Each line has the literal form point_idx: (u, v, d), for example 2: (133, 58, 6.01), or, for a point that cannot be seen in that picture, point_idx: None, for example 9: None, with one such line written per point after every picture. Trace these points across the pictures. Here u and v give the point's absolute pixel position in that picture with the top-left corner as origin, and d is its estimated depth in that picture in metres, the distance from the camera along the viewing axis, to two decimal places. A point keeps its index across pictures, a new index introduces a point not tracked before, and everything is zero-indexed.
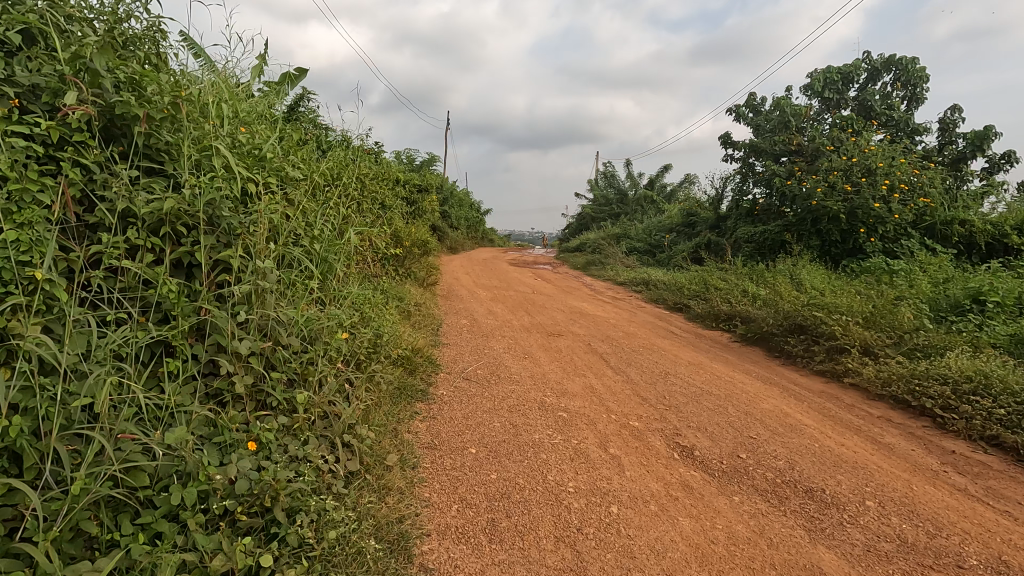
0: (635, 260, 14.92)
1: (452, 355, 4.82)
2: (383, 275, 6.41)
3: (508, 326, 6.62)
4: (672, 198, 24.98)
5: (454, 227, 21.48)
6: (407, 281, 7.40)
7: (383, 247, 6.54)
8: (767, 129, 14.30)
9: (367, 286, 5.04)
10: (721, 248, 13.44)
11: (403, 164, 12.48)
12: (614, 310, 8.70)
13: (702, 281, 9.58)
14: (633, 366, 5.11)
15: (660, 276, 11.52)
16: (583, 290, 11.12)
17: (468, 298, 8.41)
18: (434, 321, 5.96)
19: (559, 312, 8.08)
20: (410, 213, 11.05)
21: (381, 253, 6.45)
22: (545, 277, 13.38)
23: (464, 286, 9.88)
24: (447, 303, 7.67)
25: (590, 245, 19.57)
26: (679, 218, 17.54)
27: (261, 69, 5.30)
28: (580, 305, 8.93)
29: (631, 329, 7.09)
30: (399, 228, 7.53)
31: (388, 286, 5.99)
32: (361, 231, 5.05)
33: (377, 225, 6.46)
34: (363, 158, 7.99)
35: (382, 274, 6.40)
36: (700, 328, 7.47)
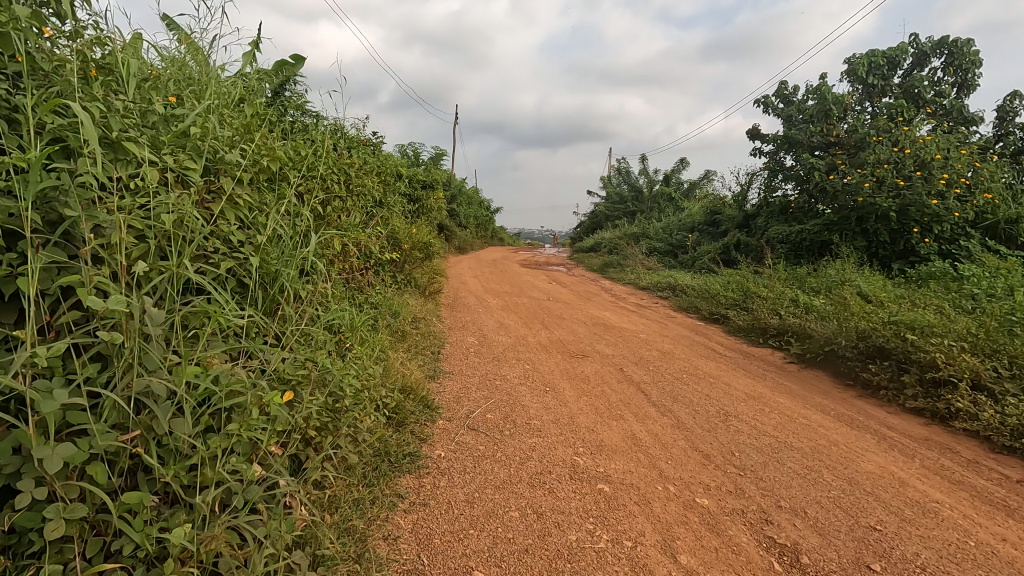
0: (656, 261, 13.87)
1: (455, 390, 3.85)
2: (375, 286, 5.45)
3: (523, 344, 5.64)
4: (691, 195, 23.84)
5: (463, 226, 20.48)
6: (406, 290, 6.43)
7: (376, 253, 5.58)
8: (802, 119, 13.17)
9: (347, 303, 4.06)
10: (752, 250, 12.34)
11: (407, 159, 11.53)
12: (641, 322, 7.67)
13: (739, 287, 8.52)
14: (680, 402, 4.10)
15: (688, 280, 10.47)
16: (603, 297, 10.11)
17: (476, 308, 7.44)
18: (436, 341, 5.00)
19: (581, 324, 7.07)
20: (412, 212, 10.09)
21: (373, 258, 5.48)
22: (560, 281, 12.37)
23: (472, 293, 8.91)
24: (452, 315, 6.69)
25: (606, 245, 18.52)
26: (702, 217, 16.43)
27: (251, 57, 4.49)
28: (603, 315, 7.91)
29: (666, 347, 6.06)
30: (397, 229, 6.57)
31: (380, 299, 5.03)
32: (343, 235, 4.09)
33: (368, 227, 5.49)
34: (357, 149, 7.02)
35: (374, 284, 5.42)
36: (745, 345, 6.43)
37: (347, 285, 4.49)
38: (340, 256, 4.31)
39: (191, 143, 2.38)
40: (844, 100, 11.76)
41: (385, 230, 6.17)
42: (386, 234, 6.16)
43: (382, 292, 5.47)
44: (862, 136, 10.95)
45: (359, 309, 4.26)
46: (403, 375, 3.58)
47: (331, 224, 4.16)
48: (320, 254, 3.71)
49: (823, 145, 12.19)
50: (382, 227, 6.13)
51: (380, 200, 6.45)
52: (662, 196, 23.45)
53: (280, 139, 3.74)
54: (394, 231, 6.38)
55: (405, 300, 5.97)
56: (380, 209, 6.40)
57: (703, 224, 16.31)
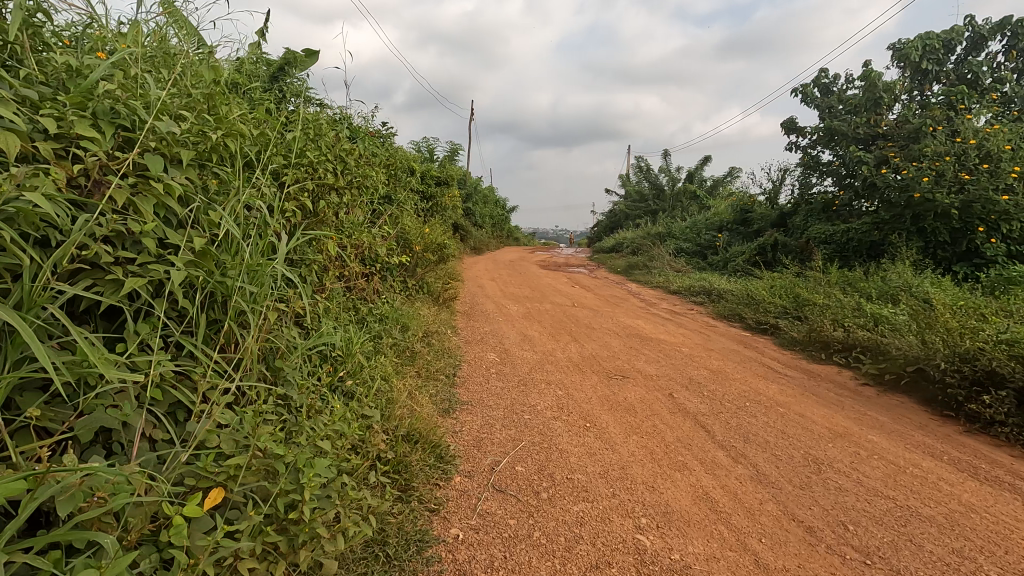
0: (684, 263, 13.00)
1: (476, 427, 3.10)
2: (380, 292, 4.71)
3: (551, 361, 4.89)
4: (715, 192, 22.82)
5: (479, 225, 19.70)
6: (417, 298, 5.71)
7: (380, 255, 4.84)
8: (845, 110, 12.21)
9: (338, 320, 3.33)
10: (791, 251, 11.42)
11: (420, 154, 10.83)
12: (680, 332, 6.84)
13: (787, 293, 7.66)
14: (752, 442, 3.31)
15: (725, 284, 9.60)
16: (632, 302, 9.31)
17: (496, 317, 6.70)
18: (450, 360, 4.25)
19: (613, 336, 6.28)
20: (425, 211, 9.39)
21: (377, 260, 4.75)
22: (583, 284, 11.54)
23: (490, 299, 8.17)
24: (469, 325, 5.95)
25: (629, 246, 17.63)
26: (731, 215, 15.48)
27: None
28: (636, 324, 7.10)
29: (715, 365, 5.25)
30: (408, 228, 5.85)
31: (384, 312, 4.30)
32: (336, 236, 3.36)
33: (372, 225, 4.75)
34: (363, 139, 6.29)
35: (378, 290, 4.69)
36: (805, 362, 5.58)
37: (342, 294, 3.75)
38: (331, 261, 3.58)
39: (99, 106, 1.62)
40: (895, 87, 10.80)
41: (392, 230, 5.44)
42: (393, 233, 5.42)
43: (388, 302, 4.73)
44: (918, 126, 9.99)
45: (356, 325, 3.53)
46: (407, 415, 2.84)
47: (319, 224, 3.44)
48: (301, 261, 3.00)
49: (869, 137, 11.24)
50: (389, 226, 5.39)
51: (386, 195, 5.72)
52: (685, 193, 22.45)
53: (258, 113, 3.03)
54: (403, 230, 5.65)
55: (416, 309, 5.23)
56: (384, 205, 5.66)
57: (733, 223, 15.37)
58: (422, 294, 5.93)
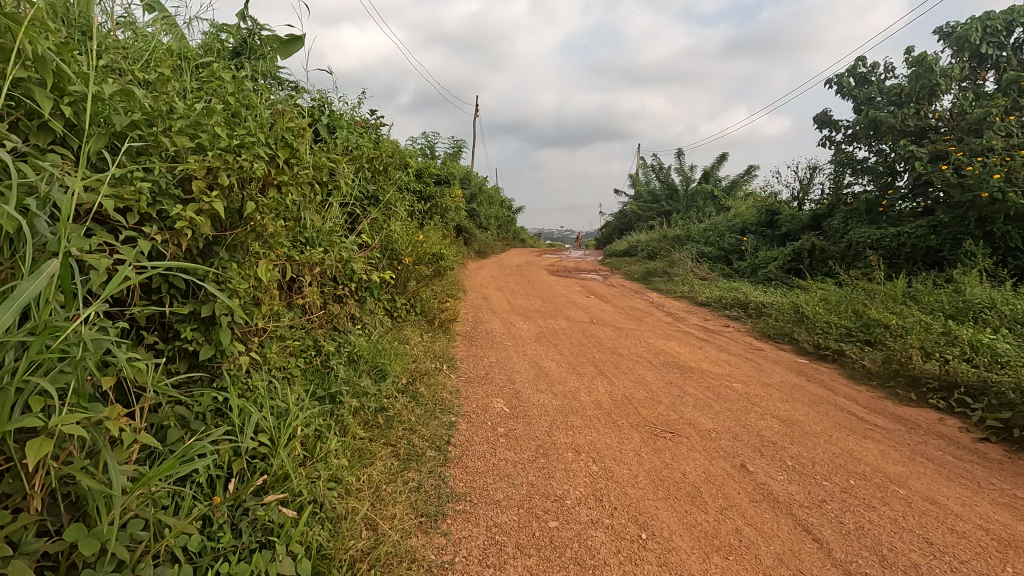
0: (708, 269, 11.87)
1: (478, 554, 2.00)
2: (340, 327, 3.61)
3: (576, 409, 3.79)
4: (733, 192, 21.63)
5: (483, 228, 18.62)
6: (406, 323, 4.63)
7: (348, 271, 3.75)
8: (888, 101, 11.04)
9: (254, 388, 2.23)
10: (830, 258, 10.26)
11: (418, 150, 9.73)
12: (721, 358, 5.73)
13: (844, 309, 6.53)
14: (896, 565, 2.20)
15: (762, 296, 8.48)
16: (658, 317, 8.20)
17: (503, 341, 5.61)
18: (441, 416, 3.15)
19: (644, 366, 5.17)
20: (422, 213, 8.31)
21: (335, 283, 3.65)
22: (599, 293, 10.43)
23: (495, 316, 7.08)
24: (470, 354, 4.86)
25: (644, 250, 16.50)
26: (756, 217, 14.33)
27: None
28: (668, 348, 5.99)
29: (781, 410, 4.14)
30: (395, 236, 4.77)
31: (345, 355, 3.20)
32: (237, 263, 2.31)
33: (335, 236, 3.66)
34: (343, 128, 5.20)
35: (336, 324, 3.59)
36: (891, 403, 4.45)
37: (277, 337, 2.66)
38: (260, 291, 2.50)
39: None
40: (952, 73, 9.60)
41: (369, 239, 4.35)
42: (364, 246, 4.32)
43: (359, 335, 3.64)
44: (982, 116, 8.81)
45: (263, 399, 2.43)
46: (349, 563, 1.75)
47: (240, 239, 2.35)
48: (136, 314, 1.87)
49: (918, 130, 10.08)
50: (365, 236, 4.31)
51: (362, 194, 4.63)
52: (701, 193, 21.27)
53: (103, 74, 1.92)
54: (381, 242, 4.55)
55: (399, 342, 4.14)
56: (358, 209, 4.57)
57: (758, 226, 14.23)
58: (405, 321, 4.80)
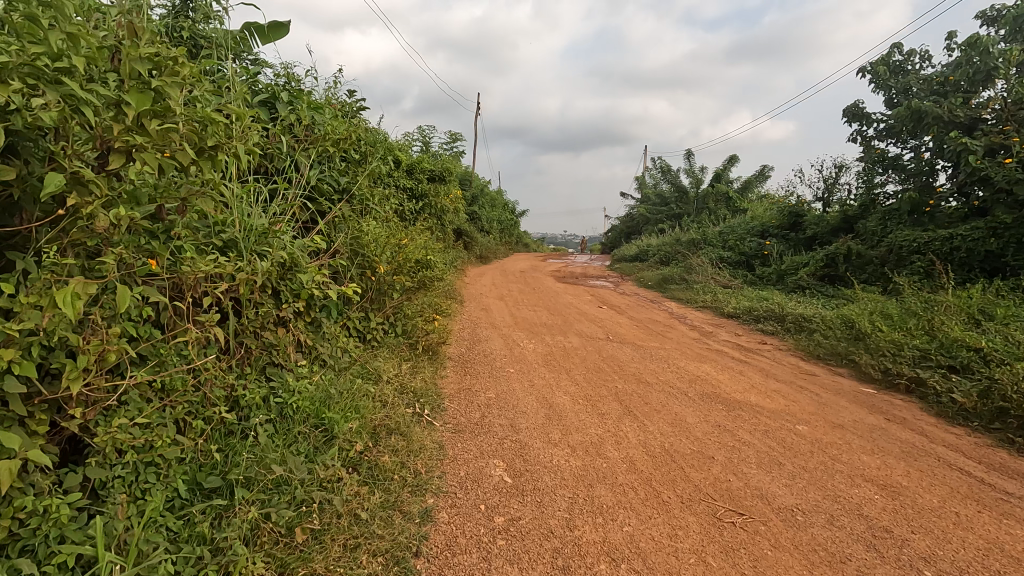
0: (730, 276, 10.87)
1: None
2: (267, 363, 2.63)
3: (603, 474, 2.78)
4: (746, 193, 20.62)
5: (485, 231, 17.66)
6: (377, 352, 3.65)
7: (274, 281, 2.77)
8: (929, 90, 10.02)
9: (59, 507, 1.33)
10: (869, 264, 9.23)
11: (410, 144, 8.75)
12: (771, 387, 4.72)
13: (909, 326, 5.51)
14: None
15: (799, 308, 7.47)
16: (682, 333, 7.20)
17: (503, 367, 4.61)
18: (408, 504, 2.14)
19: (679, 399, 4.16)
20: (412, 213, 7.33)
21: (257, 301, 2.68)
22: (612, 303, 9.43)
23: (495, 332, 6.09)
24: (462, 388, 3.87)
25: (656, 255, 15.50)
26: (777, 219, 13.33)
27: None
28: (703, 374, 4.98)
29: (873, 470, 3.11)
30: (365, 239, 3.78)
31: (264, 410, 2.22)
32: (38, 281, 1.33)
33: (254, 235, 2.67)
34: (307, 107, 4.24)
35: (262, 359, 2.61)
36: (1009, 457, 3.42)
37: (141, 395, 1.70)
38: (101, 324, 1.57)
39: None
40: (1011, 55, 8.56)
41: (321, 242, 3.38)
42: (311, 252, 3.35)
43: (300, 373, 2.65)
44: None
45: (96, 505, 1.51)
46: None
47: (55, 241, 1.41)
48: None
49: (968, 122, 9.07)
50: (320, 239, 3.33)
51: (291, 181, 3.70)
52: (714, 194, 20.27)
53: None
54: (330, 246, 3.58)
55: (364, 380, 3.13)
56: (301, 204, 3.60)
57: (780, 229, 13.22)
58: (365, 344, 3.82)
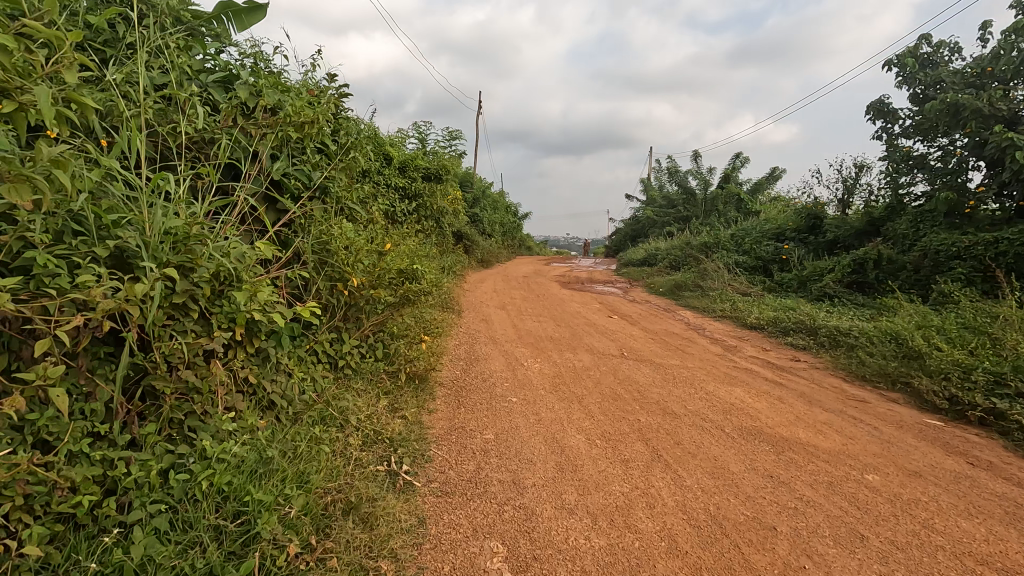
0: (747, 283, 10.16)
1: None
2: (183, 415, 1.99)
3: (639, 560, 2.07)
4: (757, 195, 19.93)
5: (486, 235, 17.02)
6: (346, 387, 2.97)
7: (195, 302, 2.12)
8: (964, 84, 9.35)
9: None
10: (903, 270, 8.52)
11: (404, 140, 8.08)
12: (819, 418, 4.01)
13: (971, 346, 4.80)
14: None
15: (832, 320, 6.77)
16: (703, 347, 6.50)
17: (504, 395, 3.92)
18: None
19: (715, 438, 3.47)
20: (403, 214, 6.66)
21: (169, 330, 2.04)
22: (622, 312, 8.74)
23: (495, 349, 5.41)
24: (453, 427, 3.17)
25: (665, 260, 14.78)
26: (795, 222, 12.62)
27: None
28: (737, 401, 4.28)
29: (984, 546, 2.40)
30: (334, 243, 3.08)
31: (155, 496, 1.58)
32: None
33: (168, 242, 2.01)
34: (271, 88, 3.57)
35: (173, 409, 1.97)
36: None
37: None
38: None
39: None
40: None
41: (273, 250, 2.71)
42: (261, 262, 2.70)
43: (227, 427, 2.00)
44: None
45: None
46: None
47: None
48: None
49: (1011, 115, 8.37)
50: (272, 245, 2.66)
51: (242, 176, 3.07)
52: (723, 197, 19.59)
53: None
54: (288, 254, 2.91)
55: (324, 429, 2.45)
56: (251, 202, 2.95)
57: (798, 232, 12.51)
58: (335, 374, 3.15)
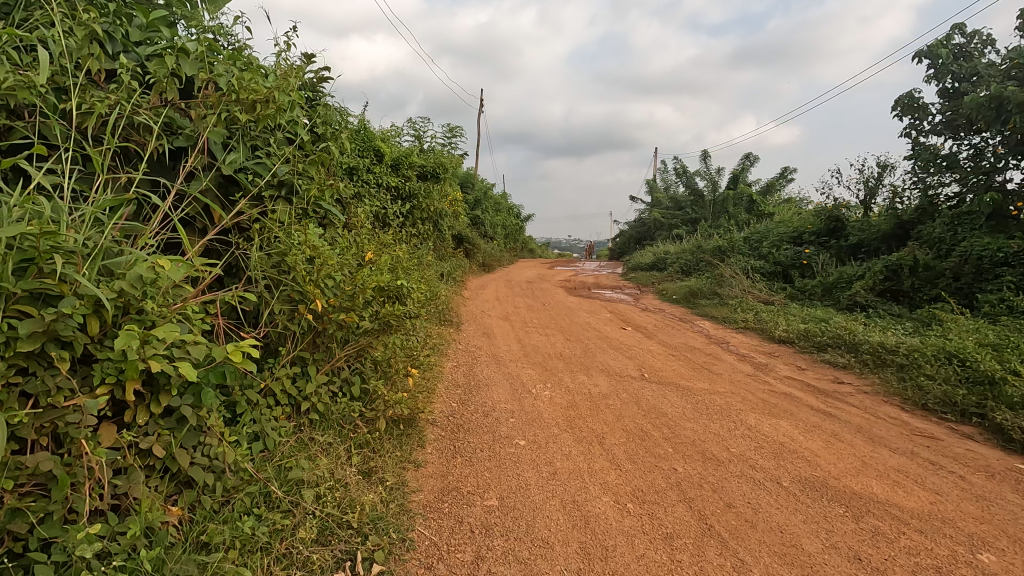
0: (767, 290, 9.48)
1: None
2: (30, 524, 1.32)
3: None
4: (768, 196, 19.22)
5: (488, 237, 16.37)
6: (306, 446, 2.32)
7: (66, 347, 1.46)
8: (1002, 75, 8.88)
9: None
10: (941, 278, 7.84)
11: (398, 135, 7.42)
12: (889, 464, 3.33)
13: None
14: None
15: (872, 333, 6.09)
16: (729, 365, 5.82)
17: (508, 436, 3.25)
18: None
19: (775, 497, 2.78)
20: (395, 215, 5.99)
21: (19, 392, 1.38)
22: (634, 322, 8.07)
23: (498, 371, 4.74)
24: (445, 488, 2.50)
25: (676, 264, 14.09)
26: (814, 225, 11.93)
27: None
28: (787, 440, 3.59)
29: None
30: (292, 255, 2.42)
31: None
32: None
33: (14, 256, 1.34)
34: (225, 64, 2.92)
35: (15, 516, 1.30)
36: None
37: None
38: None
39: None
40: None
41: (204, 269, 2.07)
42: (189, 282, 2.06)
43: (95, 546, 1.33)
44: None
45: None
46: None
47: None
48: None
49: None
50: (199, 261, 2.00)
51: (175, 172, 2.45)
52: (733, 198, 18.90)
53: None
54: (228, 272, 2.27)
55: (259, 521, 1.79)
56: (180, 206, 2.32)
57: (817, 236, 11.83)
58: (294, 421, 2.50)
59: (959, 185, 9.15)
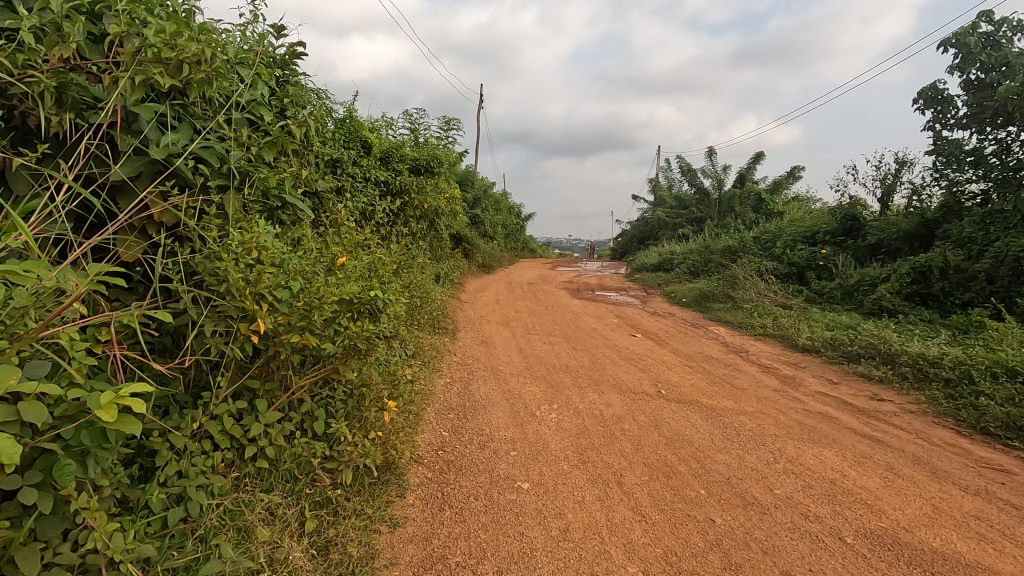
0: (784, 293, 8.94)
1: None
2: None
3: None
4: (777, 194, 18.66)
5: (489, 236, 15.86)
6: (247, 512, 1.87)
7: None
8: None
9: None
10: (974, 280, 7.28)
11: (390, 126, 6.88)
12: (964, 509, 2.79)
13: None
14: None
15: (908, 343, 5.54)
16: (752, 378, 5.28)
17: (509, 478, 2.70)
18: None
19: (839, 561, 2.24)
20: (383, 213, 5.47)
21: None
22: (644, 328, 7.54)
23: (497, 387, 4.21)
24: (426, 560, 1.97)
25: (683, 265, 13.52)
26: (830, 224, 11.37)
27: None
28: (837, 476, 3.05)
29: None
30: (227, 261, 1.87)
31: None
32: None
33: None
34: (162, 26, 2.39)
35: None
36: None
37: None
38: None
39: None
40: None
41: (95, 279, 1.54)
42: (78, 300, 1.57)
43: None
44: None
45: None
46: None
47: None
48: None
49: None
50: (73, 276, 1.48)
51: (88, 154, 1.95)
52: (741, 196, 18.35)
53: None
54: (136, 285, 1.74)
55: None
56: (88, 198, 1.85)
57: (833, 235, 11.28)
58: (237, 471, 2.00)
59: (985, 183, 8.59)
